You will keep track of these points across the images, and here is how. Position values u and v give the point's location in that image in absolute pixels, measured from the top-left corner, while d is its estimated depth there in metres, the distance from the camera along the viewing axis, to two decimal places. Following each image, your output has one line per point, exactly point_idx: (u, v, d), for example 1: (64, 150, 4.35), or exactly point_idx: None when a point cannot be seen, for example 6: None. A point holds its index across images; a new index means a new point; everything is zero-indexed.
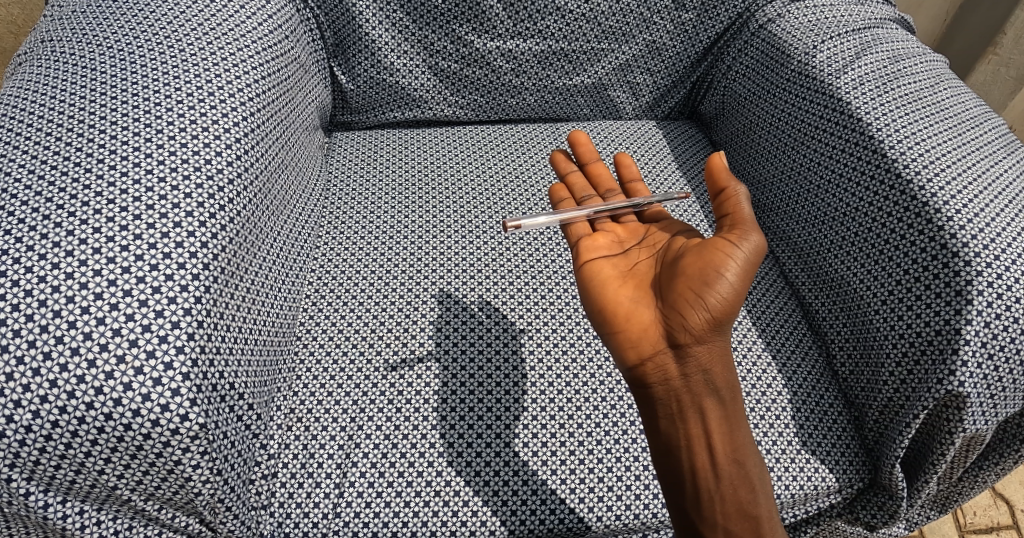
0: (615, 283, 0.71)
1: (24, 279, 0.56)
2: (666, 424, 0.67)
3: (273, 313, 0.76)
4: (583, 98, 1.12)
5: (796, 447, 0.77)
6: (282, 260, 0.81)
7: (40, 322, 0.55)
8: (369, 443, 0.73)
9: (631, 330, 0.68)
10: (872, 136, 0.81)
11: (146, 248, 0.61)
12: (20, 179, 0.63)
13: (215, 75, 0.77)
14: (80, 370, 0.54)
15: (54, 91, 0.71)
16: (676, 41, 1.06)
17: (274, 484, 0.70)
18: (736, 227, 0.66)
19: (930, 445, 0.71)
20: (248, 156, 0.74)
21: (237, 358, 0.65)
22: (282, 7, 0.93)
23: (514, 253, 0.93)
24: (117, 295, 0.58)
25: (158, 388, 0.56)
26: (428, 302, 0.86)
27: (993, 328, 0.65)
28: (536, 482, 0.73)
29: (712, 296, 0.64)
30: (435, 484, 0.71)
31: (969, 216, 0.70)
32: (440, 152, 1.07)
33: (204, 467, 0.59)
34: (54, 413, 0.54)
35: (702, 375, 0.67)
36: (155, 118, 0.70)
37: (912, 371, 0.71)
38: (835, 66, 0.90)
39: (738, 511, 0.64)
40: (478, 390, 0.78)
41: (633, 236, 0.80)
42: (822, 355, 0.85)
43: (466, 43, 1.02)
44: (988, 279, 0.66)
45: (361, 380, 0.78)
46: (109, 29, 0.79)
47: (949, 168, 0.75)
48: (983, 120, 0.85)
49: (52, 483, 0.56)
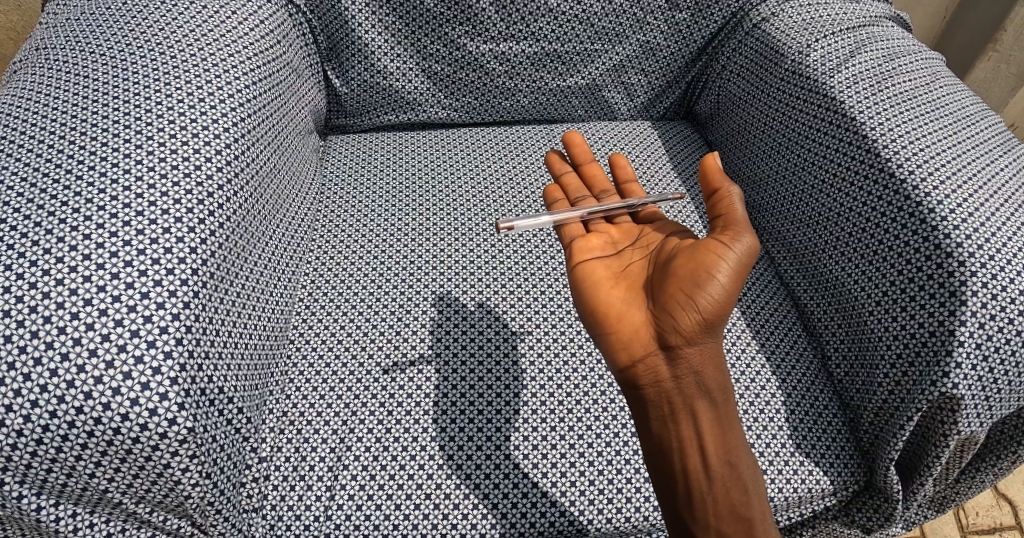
0: (607, 284, 0.71)
1: (17, 286, 0.57)
2: (659, 426, 0.66)
3: (266, 317, 0.76)
4: (578, 99, 1.12)
5: (790, 450, 0.77)
6: (274, 263, 0.81)
7: (31, 327, 0.56)
8: (360, 446, 0.73)
9: (623, 331, 0.67)
10: (866, 136, 0.81)
11: (135, 253, 0.61)
12: (12, 186, 0.63)
13: (205, 81, 0.77)
14: (70, 375, 0.55)
15: (49, 99, 0.72)
16: (670, 41, 1.06)
17: (267, 486, 0.70)
18: (730, 229, 0.66)
19: (925, 447, 0.71)
20: (239, 161, 0.75)
21: (227, 362, 0.66)
22: (275, 12, 0.93)
23: (507, 254, 0.93)
24: (107, 300, 0.58)
25: (146, 393, 0.57)
26: (421, 305, 0.86)
27: (988, 329, 0.64)
28: (528, 484, 0.73)
29: (704, 297, 0.64)
30: (426, 487, 0.72)
31: (964, 215, 0.69)
32: (436, 154, 1.08)
33: (194, 470, 0.59)
34: (45, 417, 0.54)
35: (693, 377, 0.66)
36: (146, 124, 0.70)
37: (906, 372, 0.70)
38: (829, 65, 0.90)
39: (731, 514, 0.63)
40: (470, 393, 0.78)
41: (627, 236, 0.80)
42: (817, 356, 0.85)
43: (458, 45, 1.02)
44: (983, 279, 0.65)
45: (354, 383, 0.78)
46: (103, 36, 0.79)
47: (944, 166, 0.75)
48: (979, 118, 0.84)
49: (45, 487, 0.57)
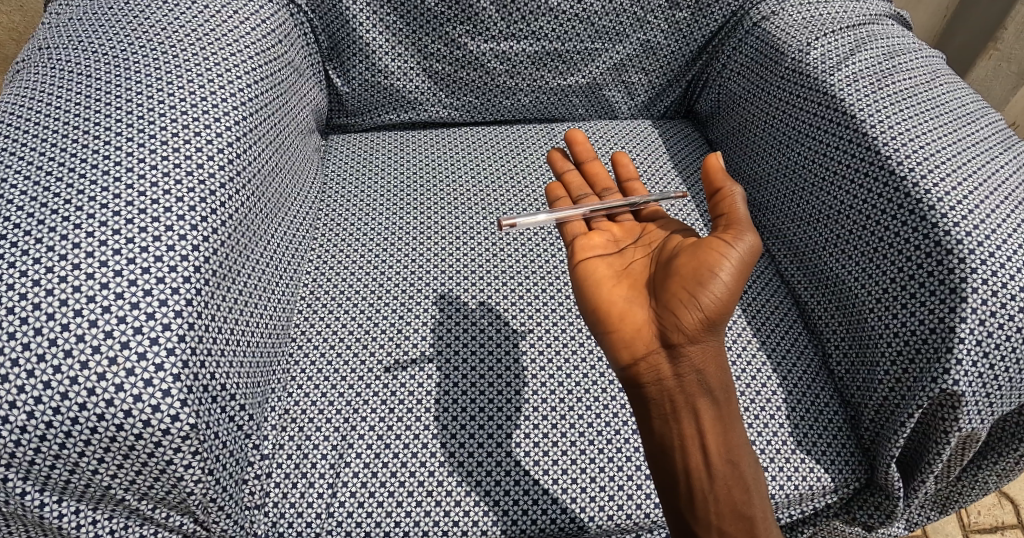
0: (609, 283, 0.71)
1: (20, 283, 0.57)
2: (660, 424, 0.66)
3: (267, 315, 0.76)
4: (578, 98, 1.12)
5: (792, 447, 0.77)
6: (276, 262, 0.81)
7: (35, 324, 0.56)
8: (361, 443, 0.74)
9: (625, 329, 0.68)
10: (866, 134, 0.81)
11: (138, 251, 0.61)
12: (15, 185, 0.63)
13: (207, 80, 0.77)
14: (73, 372, 0.55)
15: (52, 98, 0.72)
16: (671, 40, 1.06)
17: (268, 484, 0.71)
18: (732, 227, 0.66)
19: (926, 444, 0.71)
20: (240, 160, 0.75)
21: (230, 360, 0.66)
22: (277, 11, 0.94)
23: (508, 253, 0.93)
24: (110, 298, 0.58)
25: (149, 389, 0.57)
26: (422, 303, 0.86)
27: (988, 326, 0.64)
28: (529, 482, 0.73)
29: (706, 296, 0.64)
30: (428, 485, 0.72)
31: (963, 213, 0.69)
32: (437, 153, 1.08)
33: (196, 467, 0.59)
34: (49, 413, 0.55)
35: (695, 375, 0.66)
36: (148, 123, 0.70)
37: (907, 369, 0.71)
38: (829, 63, 0.90)
39: (732, 512, 0.64)
40: (472, 391, 0.78)
41: (629, 235, 0.80)
42: (818, 354, 0.85)
43: (459, 45, 1.02)
44: (983, 276, 0.65)
45: (355, 381, 0.78)
46: (105, 35, 0.80)
47: (944, 164, 0.75)
48: (980, 116, 0.84)
49: (48, 483, 0.57)
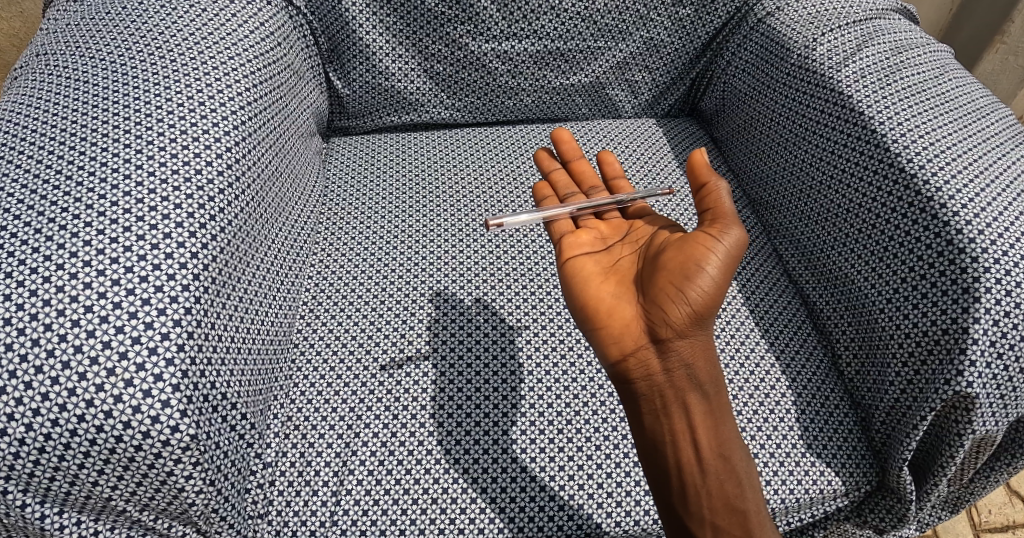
0: (596, 279, 0.70)
1: (18, 294, 0.56)
2: (651, 420, 0.65)
3: (269, 321, 0.75)
4: (582, 98, 1.11)
5: (801, 450, 0.75)
6: (277, 267, 0.80)
7: (32, 335, 0.55)
8: (365, 451, 0.73)
9: (613, 325, 0.66)
10: (875, 130, 0.79)
11: (135, 260, 0.61)
12: (12, 193, 0.63)
13: (205, 85, 0.76)
14: (71, 383, 0.55)
15: (48, 105, 0.71)
16: (675, 37, 1.05)
17: (272, 492, 0.70)
18: (718, 221, 0.65)
19: (939, 447, 0.69)
20: (240, 165, 0.75)
21: (230, 368, 0.65)
22: (276, 14, 0.93)
23: (511, 256, 0.92)
24: (108, 308, 0.58)
25: (148, 400, 0.56)
26: (424, 307, 0.85)
27: (1002, 327, 0.63)
28: (534, 488, 0.72)
29: (694, 290, 0.63)
30: (433, 491, 0.71)
31: (976, 210, 0.68)
32: (433, 153, 1.07)
33: (197, 477, 0.59)
34: (47, 425, 0.54)
35: (684, 369, 0.66)
36: (145, 129, 0.70)
37: (919, 371, 0.69)
38: (836, 59, 0.89)
39: (726, 507, 0.62)
40: (475, 396, 0.77)
41: (616, 232, 0.79)
42: (827, 355, 0.84)
43: (460, 45, 1.01)
44: (996, 276, 0.64)
45: (358, 386, 0.77)
46: (102, 41, 0.79)
47: (954, 160, 0.73)
48: (989, 111, 0.83)
49: (49, 494, 0.56)
